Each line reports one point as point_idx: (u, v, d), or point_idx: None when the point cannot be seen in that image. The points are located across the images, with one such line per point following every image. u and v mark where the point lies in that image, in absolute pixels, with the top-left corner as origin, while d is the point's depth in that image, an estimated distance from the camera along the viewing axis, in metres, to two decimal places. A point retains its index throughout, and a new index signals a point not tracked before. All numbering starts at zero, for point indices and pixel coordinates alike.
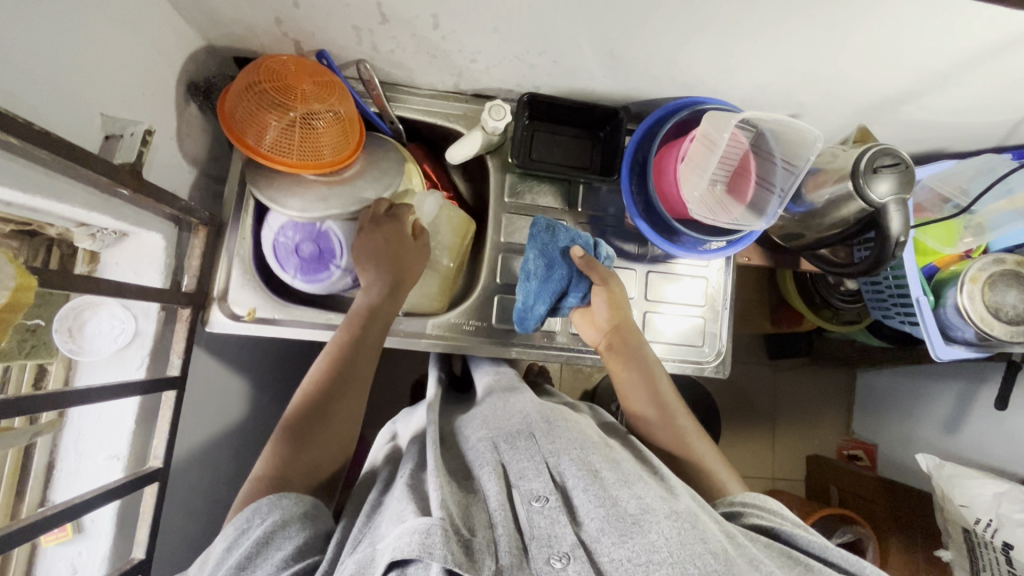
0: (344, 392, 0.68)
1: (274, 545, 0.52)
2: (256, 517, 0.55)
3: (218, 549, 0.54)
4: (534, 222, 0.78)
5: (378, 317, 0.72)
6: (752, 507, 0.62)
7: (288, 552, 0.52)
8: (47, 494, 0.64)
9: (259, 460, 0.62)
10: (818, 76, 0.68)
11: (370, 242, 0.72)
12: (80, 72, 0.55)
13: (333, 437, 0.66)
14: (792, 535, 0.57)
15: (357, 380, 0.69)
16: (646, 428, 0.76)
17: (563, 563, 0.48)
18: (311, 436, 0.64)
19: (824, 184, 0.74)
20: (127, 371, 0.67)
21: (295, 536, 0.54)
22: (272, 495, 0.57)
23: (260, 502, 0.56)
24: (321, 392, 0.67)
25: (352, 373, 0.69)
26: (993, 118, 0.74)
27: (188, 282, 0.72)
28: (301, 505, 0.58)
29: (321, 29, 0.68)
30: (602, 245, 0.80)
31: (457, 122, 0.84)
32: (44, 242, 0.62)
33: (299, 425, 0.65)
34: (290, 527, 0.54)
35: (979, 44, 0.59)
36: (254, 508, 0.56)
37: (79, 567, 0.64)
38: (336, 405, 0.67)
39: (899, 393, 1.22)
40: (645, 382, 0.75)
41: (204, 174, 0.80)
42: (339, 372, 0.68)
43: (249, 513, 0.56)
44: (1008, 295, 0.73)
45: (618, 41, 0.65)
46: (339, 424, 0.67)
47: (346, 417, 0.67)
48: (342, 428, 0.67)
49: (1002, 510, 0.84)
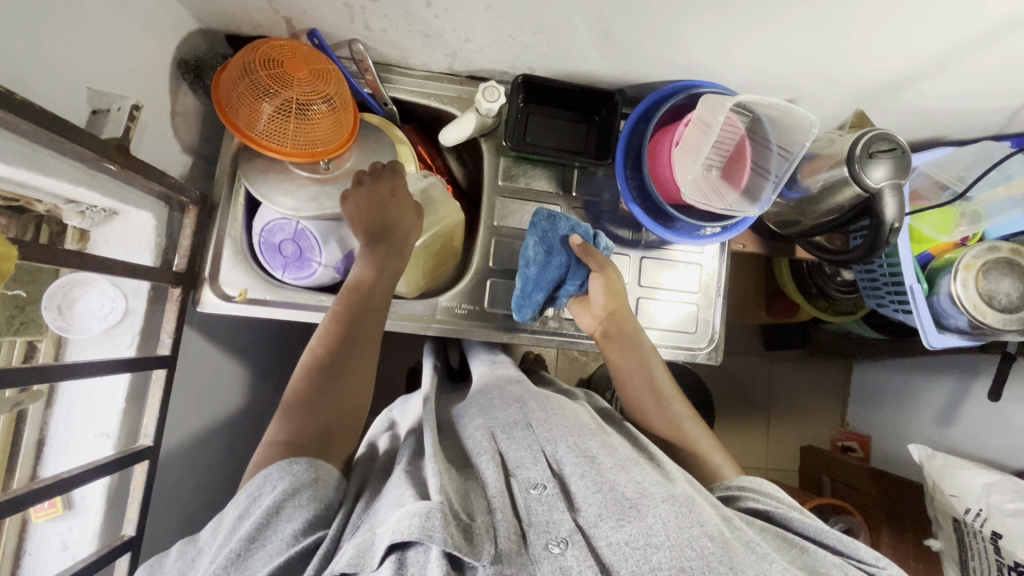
0: (350, 358, 0.68)
1: (284, 517, 0.52)
2: (265, 488, 0.55)
3: (231, 515, 0.55)
4: (536, 211, 0.77)
5: (380, 278, 0.71)
6: (748, 491, 0.62)
7: (298, 526, 0.52)
8: (37, 470, 0.63)
9: (271, 424, 0.62)
10: (816, 59, 0.67)
11: (364, 204, 0.71)
12: (67, 46, 0.54)
13: (344, 402, 0.66)
14: (788, 518, 0.57)
15: (361, 347, 0.69)
16: (642, 417, 0.75)
17: (561, 548, 0.48)
18: (321, 402, 0.64)
19: (819, 170, 0.73)
20: (117, 350, 0.67)
21: (305, 507, 0.53)
22: (283, 461, 0.56)
23: (270, 470, 0.56)
24: (328, 360, 0.67)
25: (357, 339, 0.69)
26: (993, 106, 0.74)
27: (179, 261, 0.72)
28: (312, 471, 0.57)
29: (312, 6, 0.67)
30: (601, 236, 0.80)
31: (451, 104, 0.83)
32: (34, 218, 0.61)
33: (307, 394, 0.65)
34: (301, 495, 0.54)
35: (978, 28, 0.58)
36: (265, 475, 0.56)
37: (70, 543, 0.65)
38: (344, 369, 0.67)
39: (895, 385, 1.22)
40: (641, 368, 0.76)
41: (196, 153, 0.79)
42: (343, 339, 0.68)
43: (260, 480, 0.56)
44: (1002, 284, 0.73)
45: (614, 21, 0.64)
46: (349, 388, 0.67)
47: (355, 381, 0.68)
48: (350, 395, 0.67)
49: (992, 500, 0.85)
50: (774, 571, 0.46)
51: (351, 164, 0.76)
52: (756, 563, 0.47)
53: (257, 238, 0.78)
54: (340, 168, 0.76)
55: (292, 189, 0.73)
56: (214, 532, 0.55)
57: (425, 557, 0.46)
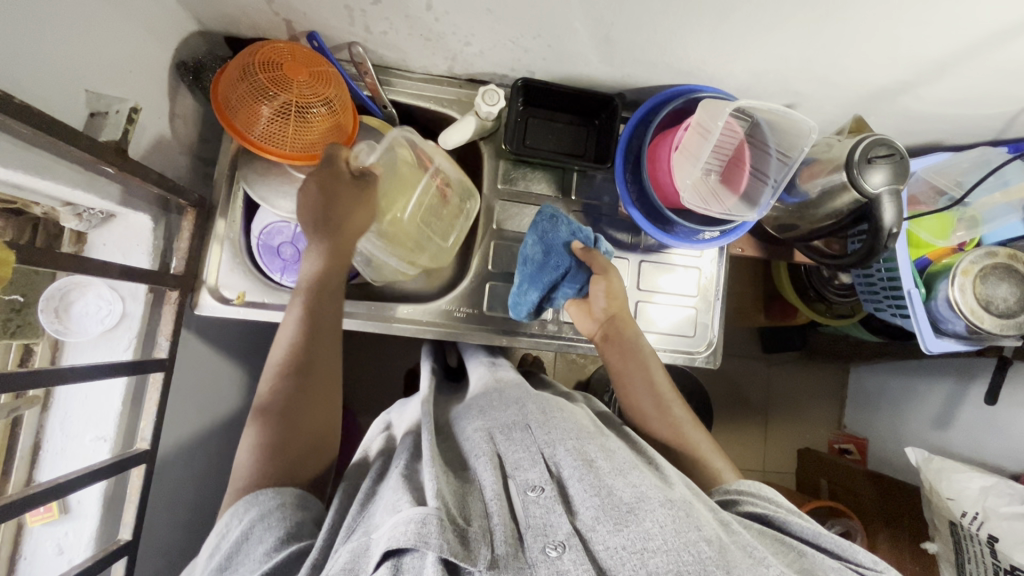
0: (314, 376, 0.66)
1: (255, 541, 0.52)
2: (234, 521, 0.55)
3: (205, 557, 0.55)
4: (540, 211, 0.79)
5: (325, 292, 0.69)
6: (746, 494, 0.62)
7: (270, 544, 0.52)
8: (33, 474, 0.62)
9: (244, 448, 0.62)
10: (815, 65, 0.67)
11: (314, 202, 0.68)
12: (66, 48, 0.54)
13: (313, 422, 0.65)
14: (785, 521, 0.57)
15: (321, 367, 0.67)
16: (641, 419, 0.76)
17: (558, 552, 0.48)
18: (292, 422, 0.63)
19: (818, 175, 0.74)
20: (114, 352, 0.67)
21: (276, 528, 0.53)
22: (247, 496, 0.57)
23: (236, 507, 0.56)
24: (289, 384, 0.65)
25: (315, 356, 0.67)
26: (991, 111, 0.74)
27: (177, 264, 0.72)
28: (278, 497, 0.57)
29: (312, 9, 0.66)
30: (602, 240, 0.81)
31: (451, 107, 0.83)
32: (31, 220, 0.60)
33: (278, 412, 0.63)
34: (270, 518, 0.54)
35: (977, 34, 0.59)
36: (232, 513, 0.56)
37: (65, 548, 0.64)
38: (312, 389, 0.66)
39: (891, 388, 1.22)
40: (642, 374, 0.76)
41: (195, 156, 0.79)
42: (302, 361, 0.66)
43: (227, 518, 0.56)
44: (999, 289, 0.73)
45: (614, 26, 0.64)
46: (319, 409, 0.66)
47: (323, 401, 0.67)
48: (319, 416, 0.66)
49: (988, 504, 0.85)
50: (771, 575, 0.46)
51: None
52: (753, 567, 0.47)
53: (256, 241, 0.78)
54: None
55: (291, 191, 0.73)
56: (199, 568, 0.56)
57: (421, 563, 0.46)
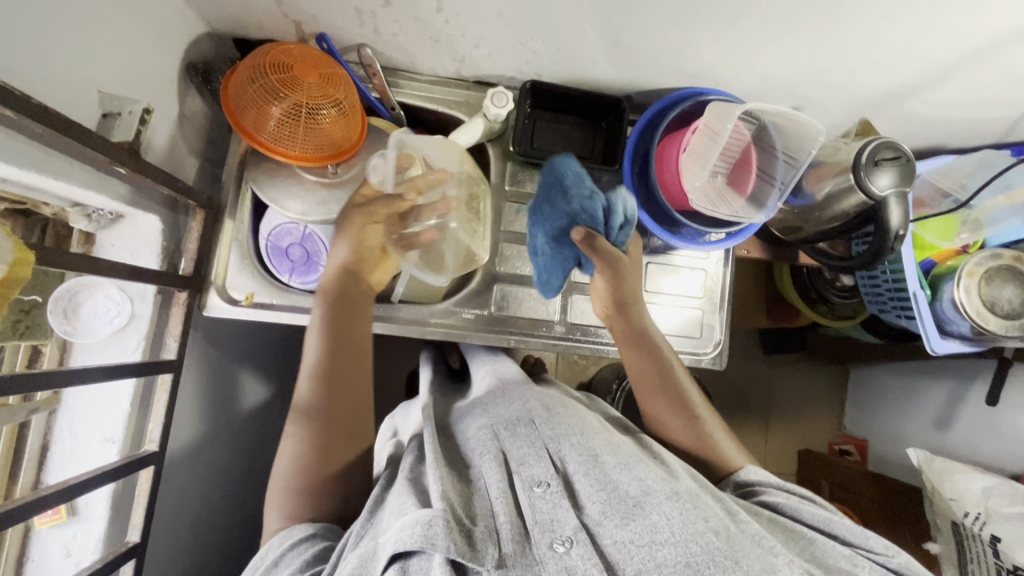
0: (349, 385, 0.66)
1: (283, 565, 0.54)
2: (268, 552, 0.56)
3: None
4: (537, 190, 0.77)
5: (339, 327, 0.68)
6: (764, 484, 0.63)
7: (295, 566, 0.53)
8: (40, 477, 0.63)
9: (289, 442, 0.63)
10: (822, 69, 0.68)
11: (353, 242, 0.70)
12: (78, 49, 0.54)
13: (352, 419, 0.66)
14: (797, 509, 0.57)
15: (355, 374, 0.67)
16: (665, 426, 0.75)
17: (566, 546, 0.48)
18: (331, 419, 0.64)
19: (825, 178, 0.75)
20: (123, 354, 0.66)
21: (303, 553, 0.55)
22: (282, 532, 0.58)
23: (273, 541, 0.57)
24: (326, 393, 0.65)
25: (345, 373, 0.66)
26: (994, 115, 0.75)
27: (185, 265, 0.71)
28: (312, 527, 0.58)
29: (322, 11, 0.67)
30: (615, 203, 0.74)
31: (458, 109, 0.83)
32: (40, 221, 0.61)
33: (318, 410, 0.64)
34: (300, 546, 0.56)
35: (984, 38, 0.59)
36: (268, 547, 0.57)
37: (73, 550, 0.64)
38: (349, 391, 0.66)
39: (892, 389, 1.23)
40: (662, 375, 0.75)
41: (202, 156, 0.79)
42: (335, 372, 0.66)
43: (264, 551, 0.57)
44: (1004, 290, 0.74)
45: (625, 28, 0.65)
46: (358, 409, 0.67)
47: (360, 401, 0.67)
48: (358, 413, 0.67)
49: (991, 504, 0.86)
50: (780, 564, 0.48)
51: (359, 168, 0.75)
52: (761, 556, 0.48)
53: (264, 242, 0.77)
54: (349, 173, 0.74)
55: (300, 193, 0.73)
56: None
57: (428, 564, 0.47)
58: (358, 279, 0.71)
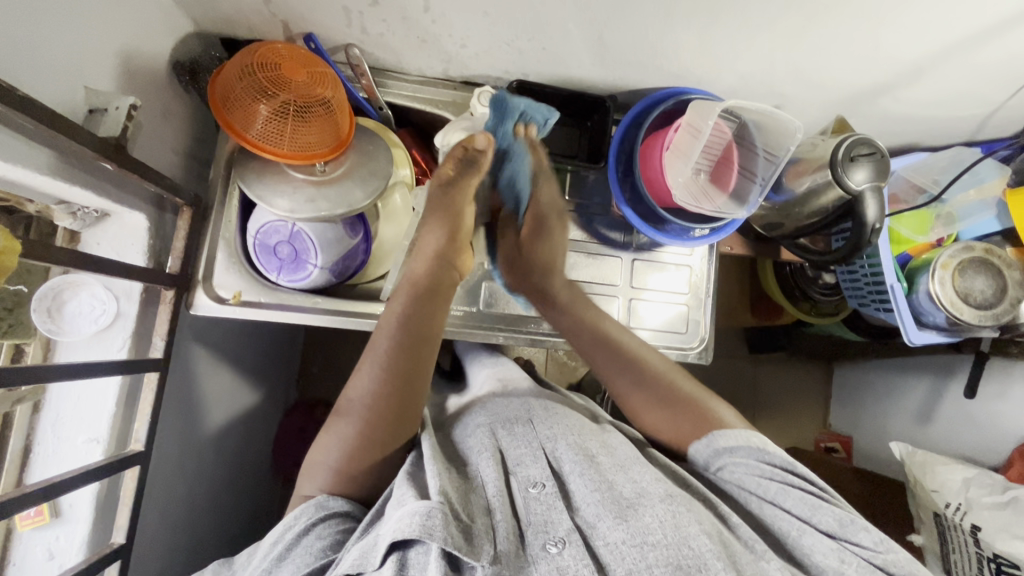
0: (409, 381, 0.64)
1: (315, 534, 0.56)
2: (302, 515, 0.58)
3: (268, 541, 0.58)
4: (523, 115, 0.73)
5: (415, 322, 0.65)
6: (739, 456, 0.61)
7: (326, 542, 0.55)
8: (23, 476, 0.62)
9: (336, 431, 0.63)
10: (799, 68, 0.70)
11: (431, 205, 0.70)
12: (65, 45, 0.54)
13: (404, 415, 0.63)
14: (780, 494, 0.57)
15: (416, 370, 0.64)
16: (643, 415, 0.71)
17: (558, 548, 0.49)
18: (381, 414, 0.62)
19: (804, 174, 0.77)
20: (109, 351, 0.66)
21: (335, 530, 0.57)
22: (323, 496, 0.60)
23: (310, 503, 0.59)
24: (382, 385, 0.63)
25: (409, 368, 0.64)
26: (964, 113, 0.78)
27: (173, 263, 0.71)
28: (348, 505, 0.61)
29: (311, 10, 0.67)
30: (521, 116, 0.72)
31: (445, 108, 0.84)
32: (24, 218, 0.61)
33: (370, 404, 0.62)
34: (332, 520, 0.58)
35: (952, 37, 0.62)
36: (302, 508, 0.59)
37: (56, 552, 0.63)
38: (406, 388, 0.63)
39: (874, 385, 1.25)
40: (629, 365, 0.72)
41: (189, 155, 0.79)
42: (399, 366, 0.63)
43: (296, 512, 0.58)
44: (977, 281, 0.76)
45: (608, 28, 0.66)
46: (410, 406, 0.64)
47: (417, 396, 0.65)
48: (409, 408, 0.64)
49: (971, 495, 0.88)
50: (771, 570, 0.50)
51: (348, 166, 0.74)
52: (753, 562, 0.50)
53: (253, 240, 0.77)
54: (338, 170, 0.74)
55: (288, 191, 0.72)
56: (256, 549, 0.60)
57: (426, 558, 0.47)
58: (448, 265, 0.70)
